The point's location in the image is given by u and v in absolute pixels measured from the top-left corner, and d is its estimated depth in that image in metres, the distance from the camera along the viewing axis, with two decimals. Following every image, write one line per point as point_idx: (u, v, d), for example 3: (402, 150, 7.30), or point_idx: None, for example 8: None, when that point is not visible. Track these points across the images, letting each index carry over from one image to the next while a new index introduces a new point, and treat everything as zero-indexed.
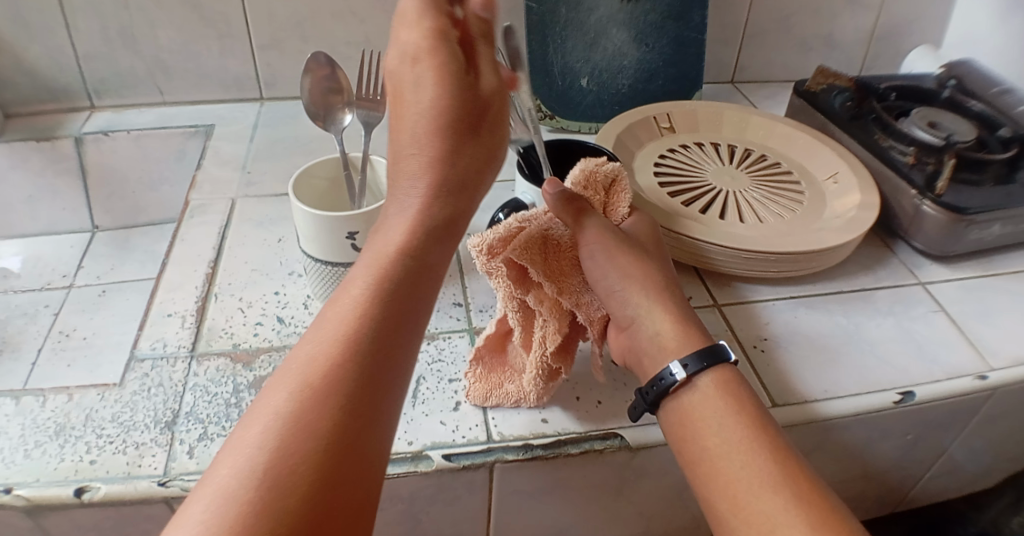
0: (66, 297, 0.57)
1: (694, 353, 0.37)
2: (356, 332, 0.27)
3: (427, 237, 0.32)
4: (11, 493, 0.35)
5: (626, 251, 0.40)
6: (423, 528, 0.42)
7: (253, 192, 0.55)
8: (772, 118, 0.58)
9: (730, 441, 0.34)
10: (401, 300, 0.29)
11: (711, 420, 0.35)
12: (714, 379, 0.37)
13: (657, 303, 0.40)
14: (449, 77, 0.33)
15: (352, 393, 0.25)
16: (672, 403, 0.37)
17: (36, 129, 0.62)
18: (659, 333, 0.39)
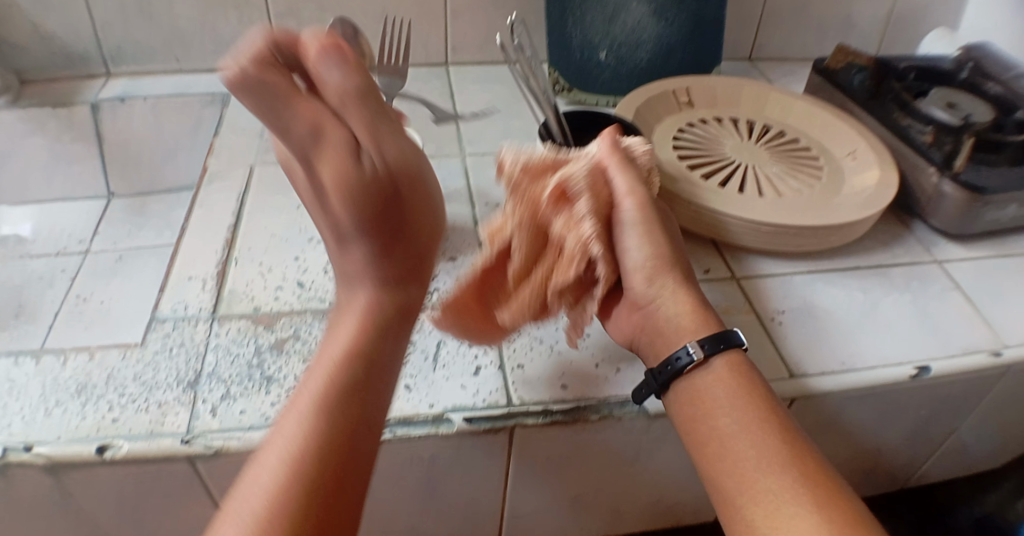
0: (82, 264, 0.57)
1: (710, 337, 0.37)
2: (304, 449, 0.28)
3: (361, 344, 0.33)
4: (31, 452, 0.35)
5: (656, 231, 0.40)
6: (441, 491, 0.42)
7: (272, 159, 0.55)
8: (791, 96, 0.58)
9: (739, 420, 0.34)
10: (350, 405, 0.30)
11: (719, 402, 0.35)
12: (727, 362, 0.36)
13: (680, 286, 0.40)
14: (345, 181, 0.33)
15: (307, 515, 0.26)
16: (683, 383, 0.37)
17: (52, 96, 0.62)
18: (676, 314, 0.39)
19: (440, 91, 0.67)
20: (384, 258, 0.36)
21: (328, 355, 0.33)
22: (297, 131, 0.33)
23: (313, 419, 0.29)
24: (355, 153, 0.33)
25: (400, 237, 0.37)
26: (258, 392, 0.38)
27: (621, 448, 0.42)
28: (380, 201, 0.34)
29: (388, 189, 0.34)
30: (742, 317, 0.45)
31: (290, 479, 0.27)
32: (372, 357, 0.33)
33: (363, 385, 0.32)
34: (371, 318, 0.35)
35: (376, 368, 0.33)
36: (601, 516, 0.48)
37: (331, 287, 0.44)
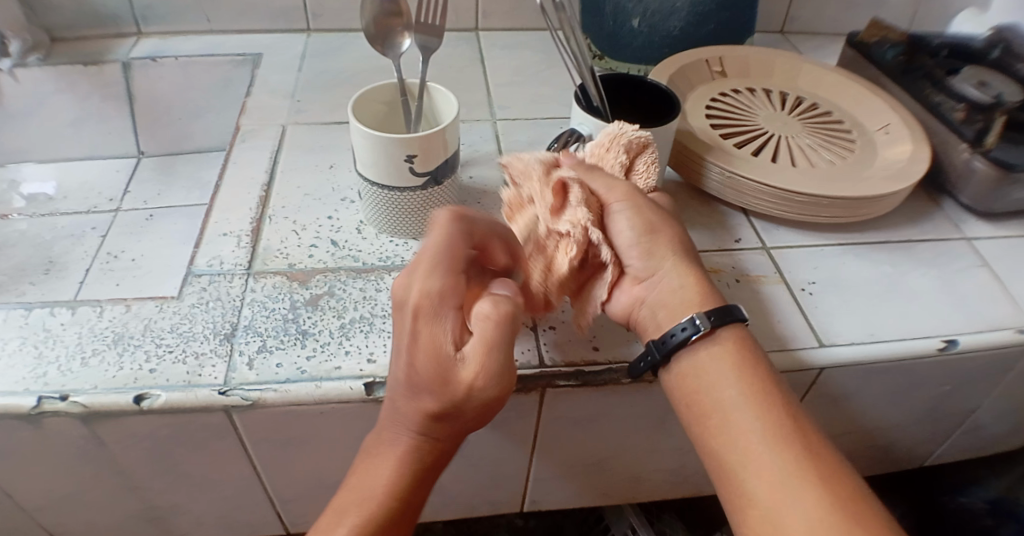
0: (112, 221, 0.60)
1: (710, 310, 0.35)
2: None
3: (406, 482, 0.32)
4: (67, 401, 0.35)
5: (645, 209, 0.38)
6: (469, 448, 0.43)
7: (303, 119, 0.57)
8: (825, 69, 0.59)
9: (745, 394, 0.33)
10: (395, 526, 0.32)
11: (724, 377, 0.34)
12: (732, 336, 0.35)
13: (680, 261, 0.38)
14: (435, 360, 0.29)
15: None
16: (683, 358, 0.36)
17: (84, 53, 0.64)
18: (676, 289, 0.37)
19: (468, 56, 0.67)
20: (450, 424, 0.31)
21: (382, 485, 0.32)
22: (427, 286, 0.30)
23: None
24: (448, 340, 0.29)
25: (465, 421, 0.31)
26: (294, 346, 0.39)
27: (649, 412, 0.42)
28: (451, 388, 0.29)
29: (456, 392, 0.29)
30: (771, 286, 0.45)
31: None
32: (420, 488, 0.32)
33: (406, 515, 0.32)
34: (428, 454, 0.32)
35: (425, 489, 0.33)
36: (622, 480, 0.49)
37: (363, 247, 0.46)
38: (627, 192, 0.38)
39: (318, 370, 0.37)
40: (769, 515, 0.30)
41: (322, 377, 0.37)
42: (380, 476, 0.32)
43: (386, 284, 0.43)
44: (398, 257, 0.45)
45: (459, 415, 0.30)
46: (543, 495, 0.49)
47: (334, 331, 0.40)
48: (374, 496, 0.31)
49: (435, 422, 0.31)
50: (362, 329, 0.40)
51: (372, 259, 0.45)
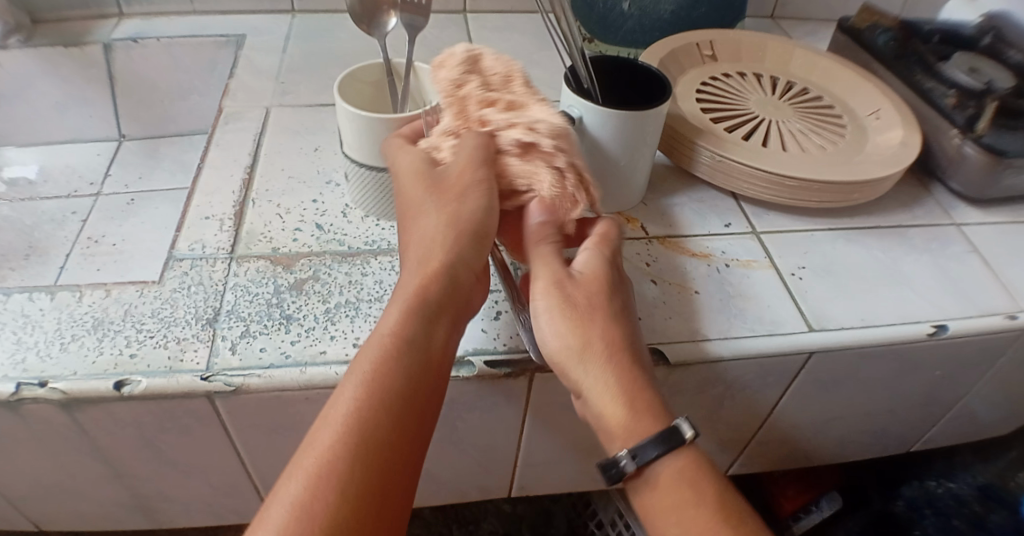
0: (94, 205, 0.59)
1: (649, 440, 0.32)
2: (362, 410, 0.28)
3: (418, 317, 0.31)
4: (46, 387, 0.35)
5: (564, 312, 0.33)
6: (458, 433, 0.43)
7: (288, 101, 0.56)
8: (816, 53, 0.58)
9: (689, 534, 0.31)
10: (408, 377, 0.29)
11: (670, 511, 0.31)
12: (676, 466, 0.32)
13: (608, 372, 0.32)
14: (434, 174, 0.36)
15: (351, 495, 0.25)
16: (633, 490, 0.33)
17: (64, 35, 0.63)
18: (600, 416, 0.33)
19: (459, 38, 0.67)
20: (451, 240, 0.34)
21: (388, 326, 0.31)
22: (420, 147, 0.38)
23: (374, 388, 0.28)
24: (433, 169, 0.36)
25: (463, 237, 0.34)
26: (278, 330, 0.38)
27: None
28: (452, 190, 0.35)
29: (450, 188, 0.35)
30: (762, 271, 0.45)
31: (341, 447, 0.27)
32: (433, 339, 0.31)
33: (421, 372, 0.30)
34: (434, 283, 0.32)
35: (439, 344, 0.31)
36: None
37: (349, 230, 0.45)
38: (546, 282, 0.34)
39: (302, 355, 0.37)
40: None
41: (306, 362, 0.36)
42: (386, 323, 0.31)
43: (372, 268, 0.42)
44: (384, 241, 0.44)
45: (456, 223, 0.34)
46: (532, 480, 0.49)
47: (319, 316, 0.39)
48: (379, 341, 0.30)
49: (434, 244, 0.34)
50: (348, 314, 0.39)
51: (358, 243, 0.44)
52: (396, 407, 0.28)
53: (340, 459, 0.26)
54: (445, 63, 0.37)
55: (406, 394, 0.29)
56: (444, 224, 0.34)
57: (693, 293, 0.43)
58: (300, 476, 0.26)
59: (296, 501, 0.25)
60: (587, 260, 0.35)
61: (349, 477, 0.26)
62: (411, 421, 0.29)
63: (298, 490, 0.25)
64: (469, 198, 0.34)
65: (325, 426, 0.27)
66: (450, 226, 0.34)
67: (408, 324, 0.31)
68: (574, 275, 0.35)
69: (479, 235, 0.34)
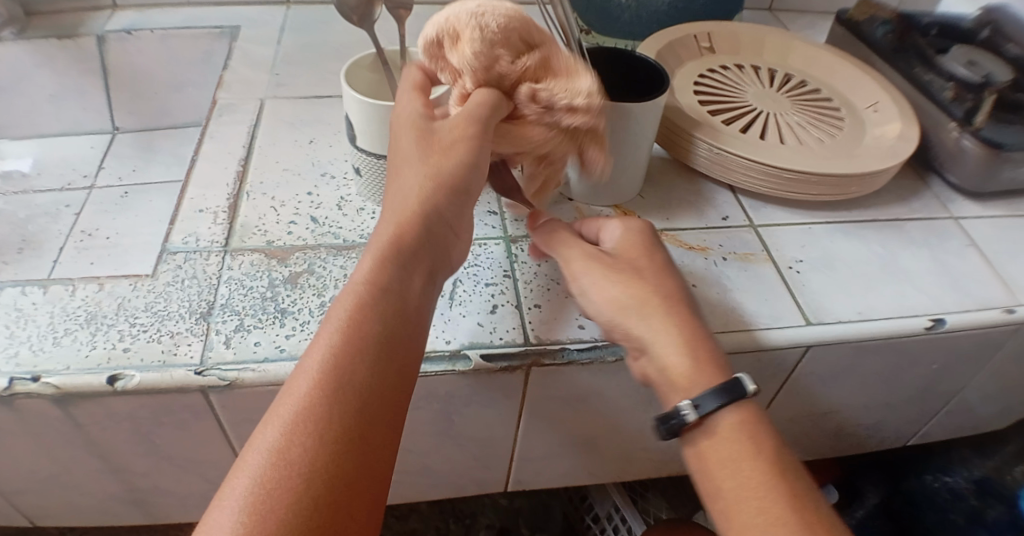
0: (88, 199, 0.58)
1: (710, 390, 0.32)
2: (338, 357, 0.27)
3: (392, 266, 0.30)
4: (39, 382, 0.34)
5: (613, 274, 0.35)
6: (456, 427, 0.42)
7: (283, 93, 0.56)
8: (814, 46, 0.58)
9: (745, 484, 0.30)
10: (384, 325, 0.28)
11: (730, 462, 0.31)
12: (736, 418, 0.32)
13: (665, 320, 0.34)
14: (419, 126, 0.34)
15: (333, 441, 0.24)
16: (689, 442, 0.33)
17: (58, 27, 0.63)
18: (664, 369, 0.33)
19: None
20: (430, 191, 0.33)
21: (361, 277, 0.30)
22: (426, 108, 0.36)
23: (350, 336, 0.27)
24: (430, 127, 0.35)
25: (441, 191, 0.33)
26: (273, 325, 0.38)
27: (635, 391, 0.42)
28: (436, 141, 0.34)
29: (438, 139, 0.34)
30: (759, 264, 0.45)
31: (319, 394, 0.25)
32: (407, 290, 0.30)
33: (395, 321, 0.29)
34: (408, 234, 0.31)
35: (411, 293, 0.31)
36: (609, 460, 0.49)
37: (344, 223, 0.45)
38: (587, 254, 0.37)
39: (297, 349, 0.36)
40: None
41: (301, 356, 0.36)
42: (360, 272, 0.30)
43: None
44: None
45: (433, 176, 0.33)
46: (529, 474, 0.49)
47: (314, 310, 0.39)
48: (353, 292, 0.29)
49: (408, 200, 0.32)
50: None
51: (353, 236, 0.44)
52: (373, 354, 0.27)
53: (320, 406, 0.25)
54: (456, 21, 0.34)
55: (381, 342, 0.28)
56: (423, 176, 0.33)
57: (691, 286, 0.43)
58: (278, 425, 0.25)
59: (275, 450, 0.24)
60: (619, 234, 0.38)
61: (330, 422, 0.25)
62: (390, 369, 0.28)
63: (277, 439, 0.24)
64: (458, 152, 0.33)
65: (301, 375, 0.26)
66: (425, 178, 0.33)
67: (381, 275, 0.30)
68: (612, 249, 0.37)
69: (457, 189, 0.33)
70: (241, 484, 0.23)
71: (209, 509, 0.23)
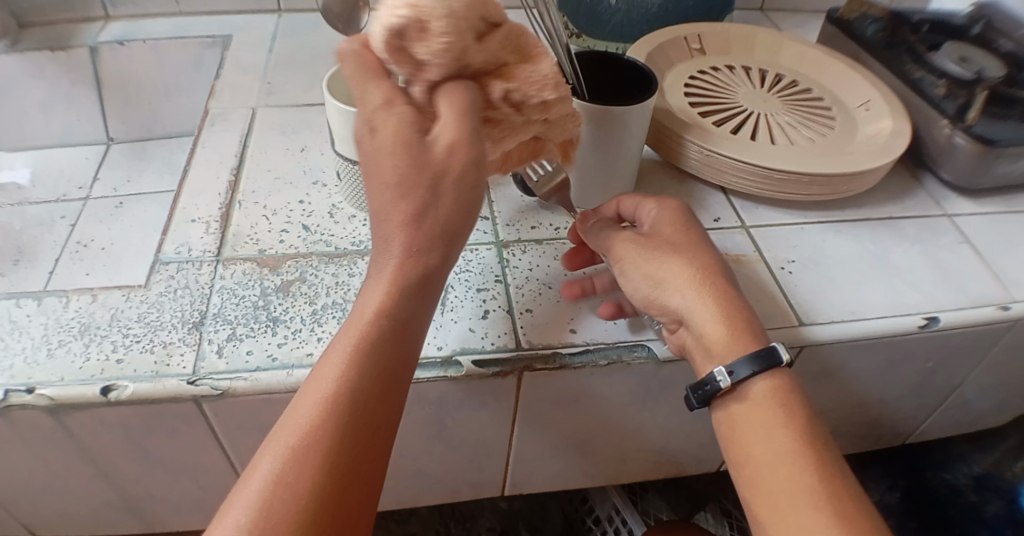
0: (82, 209, 0.59)
1: (743, 358, 0.34)
2: (340, 391, 0.27)
3: (399, 295, 0.29)
4: (33, 394, 0.34)
5: (663, 254, 0.37)
6: (449, 431, 0.43)
7: (274, 101, 0.56)
8: (805, 44, 0.58)
9: (776, 451, 0.33)
10: (385, 360, 0.28)
11: (763, 431, 0.34)
12: (768, 386, 0.34)
13: (702, 295, 0.36)
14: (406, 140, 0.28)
15: (331, 473, 0.25)
16: (720, 407, 0.36)
17: (50, 38, 0.63)
18: (702, 337, 0.35)
19: None
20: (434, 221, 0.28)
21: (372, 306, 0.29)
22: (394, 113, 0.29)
23: (352, 370, 0.27)
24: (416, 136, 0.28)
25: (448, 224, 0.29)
26: (265, 333, 0.38)
27: (627, 393, 0.42)
28: (430, 161, 0.28)
29: (436, 160, 0.28)
30: (750, 265, 0.45)
31: (319, 427, 0.26)
32: (411, 321, 0.29)
33: (396, 354, 0.28)
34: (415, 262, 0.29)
35: (415, 321, 0.29)
36: (604, 462, 0.49)
37: (335, 231, 0.45)
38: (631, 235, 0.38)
39: (289, 357, 0.37)
40: None
41: (293, 364, 0.36)
42: (368, 300, 0.29)
43: (358, 268, 0.42)
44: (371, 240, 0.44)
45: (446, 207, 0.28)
46: (525, 477, 0.49)
47: (306, 318, 0.39)
48: (360, 323, 0.28)
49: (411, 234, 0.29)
50: (334, 315, 0.39)
51: (344, 243, 0.44)
52: (373, 388, 0.27)
53: (319, 439, 0.26)
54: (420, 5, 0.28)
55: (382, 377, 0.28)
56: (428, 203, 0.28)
57: None
58: (280, 454, 0.25)
59: (275, 480, 0.25)
60: (655, 211, 0.40)
61: (327, 457, 0.26)
62: (389, 401, 0.28)
63: (277, 465, 0.25)
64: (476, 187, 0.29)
65: (304, 402, 0.27)
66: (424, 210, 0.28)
67: (389, 306, 0.29)
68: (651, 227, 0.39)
69: (466, 220, 0.29)
70: (243, 511, 0.24)
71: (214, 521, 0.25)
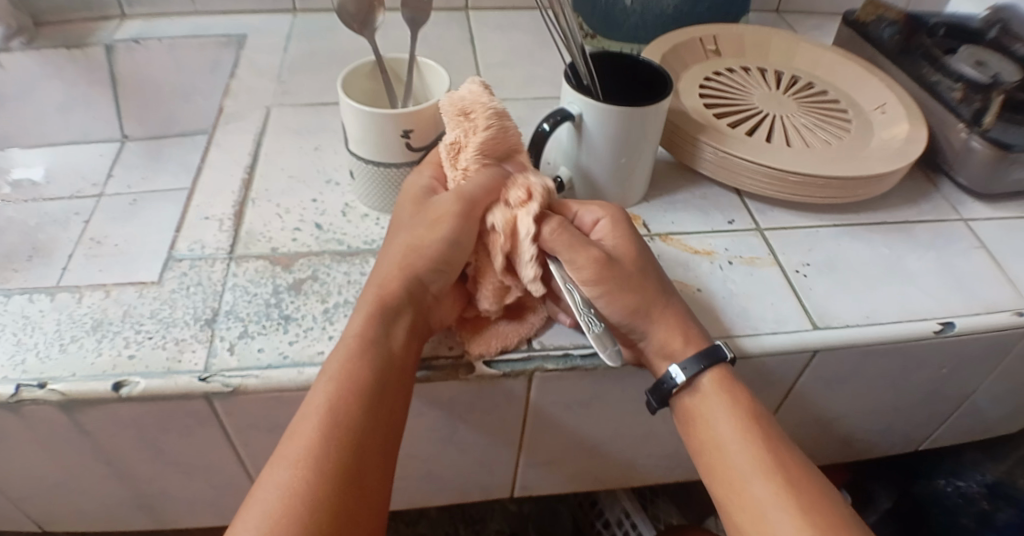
0: (96, 207, 0.59)
1: (694, 354, 0.35)
2: (337, 402, 0.29)
3: (389, 319, 0.33)
4: (46, 388, 0.34)
5: (620, 285, 0.35)
6: (459, 432, 0.42)
7: (289, 100, 0.56)
8: (821, 47, 0.58)
9: (725, 433, 0.34)
10: (379, 372, 0.31)
11: (712, 416, 0.35)
12: (713, 377, 0.35)
13: (659, 317, 0.36)
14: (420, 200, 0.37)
15: (331, 472, 0.28)
16: (677, 402, 0.37)
17: (67, 37, 0.63)
18: (660, 348, 0.36)
19: (461, 36, 0.67)
20: (420, 257, 0.35)
21: (351, 331, 0.32)
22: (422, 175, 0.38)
23: (346, 385, 0.30)
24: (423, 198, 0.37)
25: (421, 257, 0.35)
26: (276, 331, 0.38)
27: (639, 396, 0.42)
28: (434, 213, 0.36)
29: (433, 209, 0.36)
30: (764, 268, 0.45)
31: (320, 437, 0.28)
32: (393, 339, 0.32)
33: (385, 369, 0.31)
34: (399, 287, 0.34)
35: (402, 343, 0.33)
36: (616, 465, 0.49)
37: (348, 230, 0.45)
38: (595, 257, 0.35)
39: (301, 355, 0.36)
40: None
41: (304, 362, 0.36)
42: (355, 322, 0.33)
43: (371, 268, 0.42)
44: (384, 240, 0.44)
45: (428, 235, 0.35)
46: (535, 480, 0.49)
47: (318, 316, 0.39)
48: (349, 344, 0.32)
49: (393, 267, 0.35)
50: (346, 314, 0.39)
51: (357, 242, 0.44)
52: (368, 401, 0.30)
53: (323, 447, 0.28)
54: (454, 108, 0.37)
55: (374, 392, 0.30)
56: (417, 236, 0.35)
57: (696, 290, 0.43)
58: (287, 466, 0.28)
59: (285, 485, 0.27)
60: (608, 228, 0.38)
61: (329, 469, 0.28)
62: (384, 414, 0.30)
63: (285, 479, 0.27)
64: (444, 226, 0.35)
65: (304, 420, 0.29)
66: (404, 253, 0.35)
67: (370, 328, 0.32)
68: (610, 251, 0.37)
69: (449, 256, 0.35)
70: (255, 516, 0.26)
71: (229, 533, 0.26)
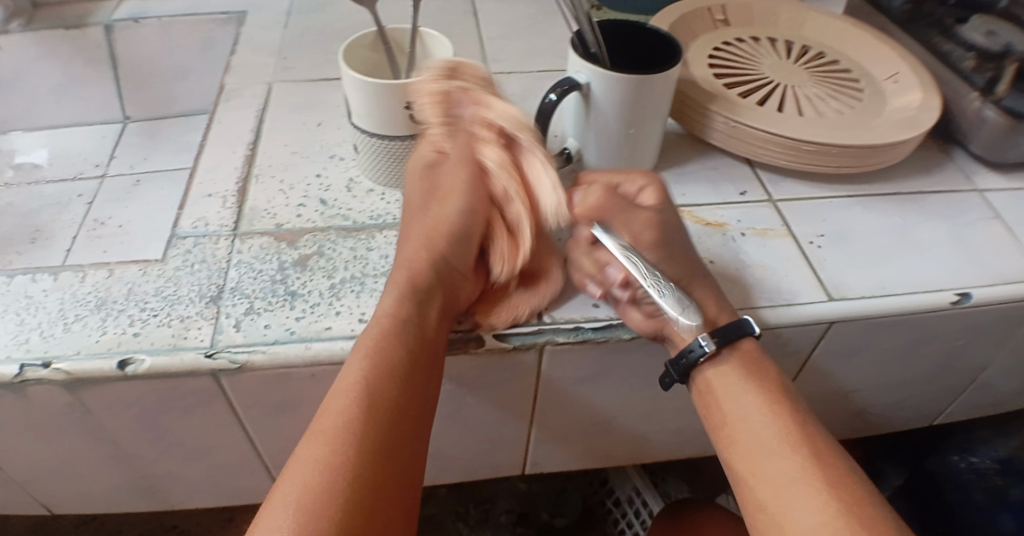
0: (99, 188, 0.59)
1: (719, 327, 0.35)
2: (369, 379, 0.30)
3: (418, 299, 0.33)
4: (50, 367, 0.34)
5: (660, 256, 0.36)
6: (467, 409, 0.42)
7: (289, 77, 0.55)
8: (831, 16, 0.57)
9: (747, 406, 0.34)
10: (412, 349, 0.31)
11: (735, 389, 0.34)
12: (737, 351, 0.35)
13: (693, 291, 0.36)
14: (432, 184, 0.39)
15: (365, 447, 0.28)
16: (697, 375, 0.36)
17: (64, 17, 0.62)
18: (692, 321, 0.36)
19: (463, 11, 0.65)
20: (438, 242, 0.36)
21: (385, 310, 0.33)
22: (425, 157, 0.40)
23: (380, 363, 0.31)
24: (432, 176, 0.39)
25: (440, 237, 0.36)
26: (282, 307, 0.37)
27: (651, 369, 0.41)
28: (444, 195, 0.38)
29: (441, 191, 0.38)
30: (777, 239, 0.44)
31: (354, 413, 0.29)
32: (426, 319, 0.33)
33: (419, 348, 0.31)
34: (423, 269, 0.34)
35: (432, 320, 0.33)
36: (626, 441, 0.48)
37: (353, 205, 0.44)
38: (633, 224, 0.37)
39: (307, 331, 0.36)
40: (776, 517, 0.31)
41: (311, 338, 0.35)
42: (385, 304, 0.33)
43: (377, 243, 0.41)
44: (390, 214, 0.43)
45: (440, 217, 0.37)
46: (544, 457, 0.48)
47: (324, 292, 0.38)
48: (379, 323, 0.32)
49: (417, 247, 0.36)
50: (353, 289, 0.38)
51: (362, 218, 0.43)
52: (400, 378, 0.30)
53: (357, 423, 0.29)
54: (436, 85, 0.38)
55: (405, 368, 0.31)
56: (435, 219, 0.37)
57: (708, 262, 0.42)
58: (322, 442, 0.28)
59: (321, 461, 0.28)
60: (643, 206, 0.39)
61: (367, 443, 0.28)
62: (416, 390, 0.31)
63: (321, 451, 0.28)
64: (456, 201, 0.37)
65: (338, 393, 0.30)
66: (423, 235, 0.37)
67: (403, 308, 0.33)
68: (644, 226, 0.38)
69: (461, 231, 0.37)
70: (290, 488, 0.27)
71: (267, 501, 0.27)
